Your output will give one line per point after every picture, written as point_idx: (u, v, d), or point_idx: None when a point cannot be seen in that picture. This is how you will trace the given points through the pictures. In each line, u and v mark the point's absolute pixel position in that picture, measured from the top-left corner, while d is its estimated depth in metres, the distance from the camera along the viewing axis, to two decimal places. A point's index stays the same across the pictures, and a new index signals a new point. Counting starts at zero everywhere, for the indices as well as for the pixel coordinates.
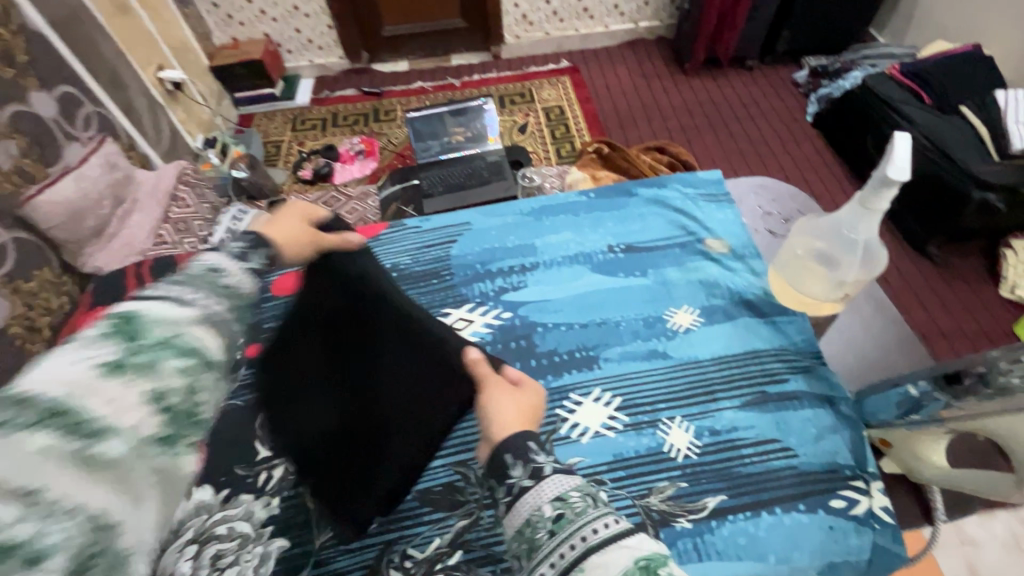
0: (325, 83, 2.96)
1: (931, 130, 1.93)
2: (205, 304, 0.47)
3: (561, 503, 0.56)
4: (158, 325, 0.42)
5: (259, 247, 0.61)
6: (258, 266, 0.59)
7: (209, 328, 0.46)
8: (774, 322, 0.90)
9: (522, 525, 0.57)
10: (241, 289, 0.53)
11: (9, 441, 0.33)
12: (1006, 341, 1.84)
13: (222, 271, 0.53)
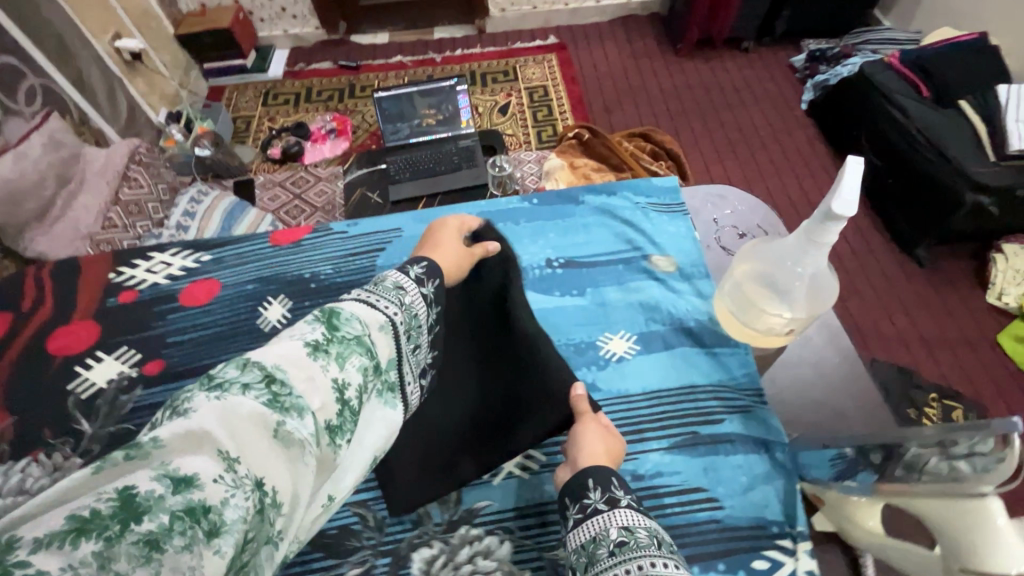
0: (301, 54, 2.77)
1: (924, 125, 1.80)
2: (386, 319, 0.55)
3: (630, 533, 0.54)
4: (353, 323, 0.51)
5: (434, 275, 0.66)
6: (430, 297, 0.64)
7: (382, 336, 0.54)
8: (714, 354, 0.80)
9: (586, 545, 0.55)
10: (417, 312, 0.61)
11: (231, 403, 0.39)
12: (987, 349, 1.75)
13: (404, 293, 0.60)
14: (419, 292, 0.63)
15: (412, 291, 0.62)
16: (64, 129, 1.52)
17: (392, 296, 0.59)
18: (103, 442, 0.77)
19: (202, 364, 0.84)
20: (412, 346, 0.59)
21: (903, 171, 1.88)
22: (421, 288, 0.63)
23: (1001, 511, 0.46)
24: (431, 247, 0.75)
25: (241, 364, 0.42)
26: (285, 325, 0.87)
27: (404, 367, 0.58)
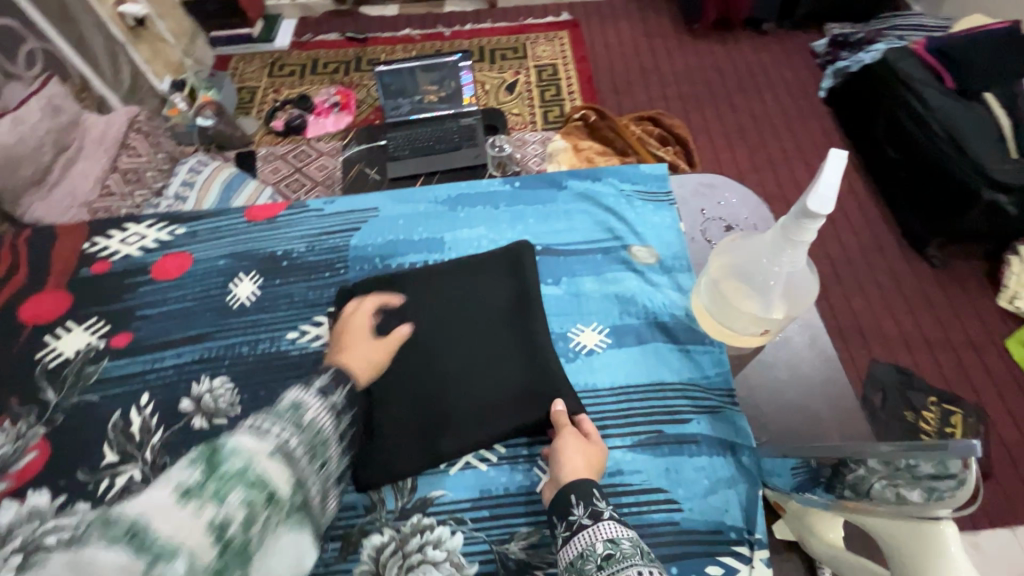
0: (308, 25, 2.71)
1: (945, 118, 1.72)
2: (276, 446, 0.51)
3: (616, 546, 0.55)
4: (233, 460, 0.47)
5: (345, 381, 0.62)
6: (340, 408, 0.60)
7: (280, 463, 0.50)
8: (687, 351, 0.77)
9: (575, 561, 0.56)
10: (321, 427, 0.57)
11: (92, 557, 0.39)
12: (992, 354, 1.69)
13: (305, 410, 0.56)
14: (324, 406, 0.58)
15: (316, 406, 0.57)
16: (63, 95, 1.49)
17: (297, 419, 0.54)
18: (66, 412, 0.77)
19: (168, 338, 0.84)
20: (319, 464, 0.55)
21: (921, 166, 1.80)
22: (326, 401, 0.58)
23: (956, 540, 0.43)
24: (342, 350, 0.68)
25: (108, 516, 0.42)
26: (253, 303, 0.86)
27: (313, 489, 0.53)
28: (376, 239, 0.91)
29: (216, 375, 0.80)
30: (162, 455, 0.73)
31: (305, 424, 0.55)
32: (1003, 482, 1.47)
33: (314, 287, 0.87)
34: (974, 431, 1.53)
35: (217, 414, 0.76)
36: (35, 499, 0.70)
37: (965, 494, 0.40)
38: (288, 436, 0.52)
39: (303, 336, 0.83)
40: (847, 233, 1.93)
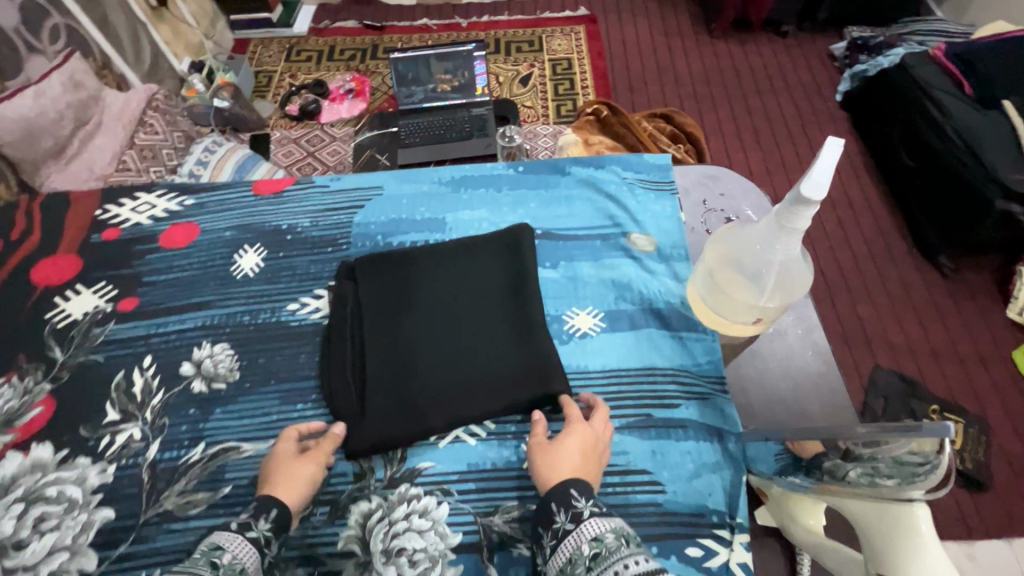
0: (326, 12, 2.73)
1: (963, 126, 1.68)
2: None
3: (601, 543, 0.53)
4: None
5: (268, 509, 0.61)
6: (265, 541, 0.59)
7: None
8: (680, 338, 0.78)
9: (564, 568, 0.54)
10: (245, 566, 0.56)
11: None
12: (1000, 367, 1.66)
13: (222, 551, 0.56)
14: (246, 542, 0.58)
15: (235, 543, 0.57)
16: (84, 71, 1.52)
17: (212, 564, 0.54)
18: (72, 370, 0.80)
19: (173, 305, 0.86)
20: None
21: (935, 173, 1.77)
22: (247, 535, 0.58)
23: (926, 517, 0.44)
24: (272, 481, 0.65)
25: None
26: (256, 274, 0.88)
27: None
28: (379, 217, 0.93)
29: (217, 341, 0.82)
30: (162, 415, 0.75)
31: (225, 566, 0.54)
32: (1000, 493, 1.45)
33: (316, 260, 0.89)
34: (974, 441, 1.52)
35: (216, 379, 0.78)
36: (38, 452, 0.73)
37: (940, 475, 0.41)
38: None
39: (303, 307, 0.84)
40: (857, 237, 1.91)
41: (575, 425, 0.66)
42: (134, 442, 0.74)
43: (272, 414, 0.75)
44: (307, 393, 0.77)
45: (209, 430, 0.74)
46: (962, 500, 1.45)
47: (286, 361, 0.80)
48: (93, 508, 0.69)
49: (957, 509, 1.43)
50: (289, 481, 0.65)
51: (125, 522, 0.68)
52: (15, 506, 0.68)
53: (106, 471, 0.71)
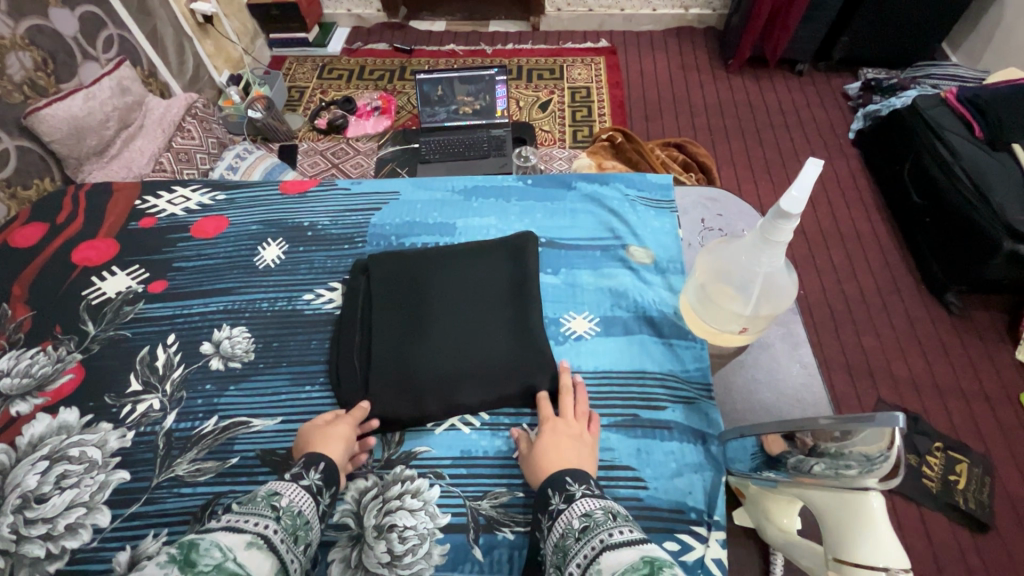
0: (359, 34, 2.89)
1: (971, 167, 1.70)
2: (256, 534, 0.52)
3: (589, 517, 0.57)
4: (213, 551, 0.48)
5: (316, 462, 0.66)
6: (316, 488, 0.64)
7: (260, 551, 0.51)
8: (670, 345, 0.81)
9: (558, 542, 0.57)
10: (301, 510, 0.60)
11: None
12: (1007, 408, 1.64)
13: (280, 497, 0.59)
14: (300, 490, 0.62)
15: (291, 491, 0.61)
16: (132, 78, 1.63)
17: (273, 509, 0.57)
18: (102, 343, 0.86)
19: (198, 289, 0.92)
20: (299, 545, 0.56)
21: (944, 213, 1.78)
22: (301, 483, 0.63)
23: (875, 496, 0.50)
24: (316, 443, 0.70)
25: None
26: (277, 265, 0.94)
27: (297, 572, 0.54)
28: (394, 219, 0.99)
29: (236, 325, 0.87)
30: (180, 389, 0.81)
31: (283, 512, 0.58)
32: (1004, 536, 1.43)
33: (333, 256, 0.95)
34: (979, 481, 1.50)
35: (234, 358, 0.84)
36: (65, 416, 0.79)
37: (891, 465, 0.45)
38: (267, 527, 0.54)
39: (318, 297, 0.90)
40: (863, 271, 1.93)
41: (548, 422, 0.71)
42: (153, 411, 0.79)
43: (281, 393, 0.80)
44: (315, 377, 0.82)
45: (222, 404, 0.79)
46: (963, 540, 1.42)
47: (299, 346, 0.85)
48: (110, 470, 0.74)
49: (957, 548, 1.41)
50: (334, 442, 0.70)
51: (139, 484, 0.73)
52: (41, 463, 0.73)
53: (125, 437, 0.77)
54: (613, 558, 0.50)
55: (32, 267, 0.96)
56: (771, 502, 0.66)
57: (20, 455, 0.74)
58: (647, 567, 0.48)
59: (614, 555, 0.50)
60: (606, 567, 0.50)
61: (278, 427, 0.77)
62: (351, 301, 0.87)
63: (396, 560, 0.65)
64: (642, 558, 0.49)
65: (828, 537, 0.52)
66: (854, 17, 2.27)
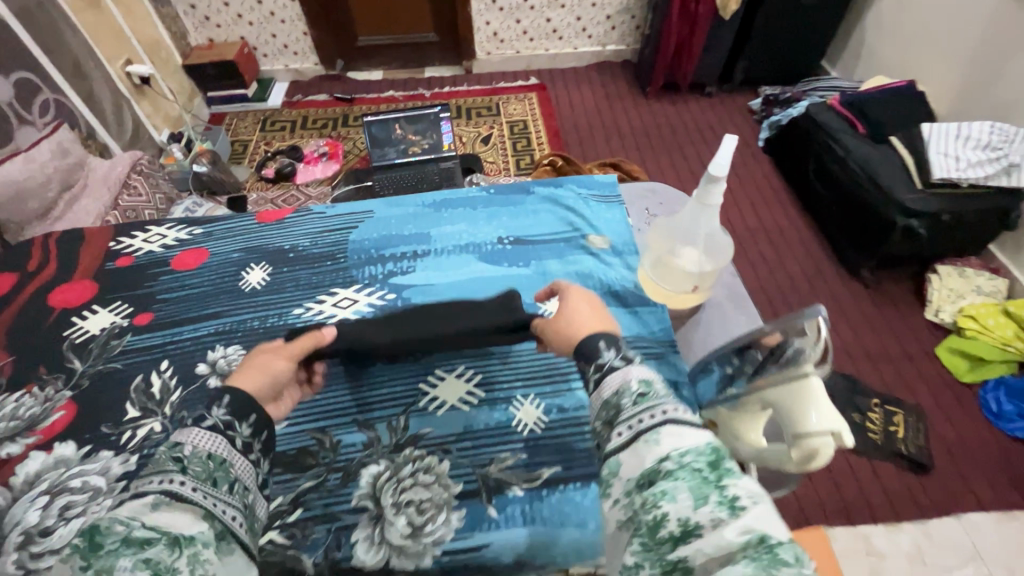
0: (299, 87, 2.99)
1: (862, 159, 1.98)
2: (159, 494, 0.47)
3: (649, 385, 0.51)
4: (117, 526, 0.44)
5: (220, 397, 0.57)
6: (226, 424, 0.55)
7: (175, 511, 0.47)
8: (636, 312, 0.91)
9: (605, 400, 0.51)
10: (211, 452, 0.52)
11: None
12: (926, 362, 1.87)
13: (181, 445, 0.52)
14: (203, 431, 0.54)
15: (193, 436, 0.53)
16: (72, 140, 1.64)
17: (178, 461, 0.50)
18: (92, 377, 0.87)
19: (186, 316, 0.94)
20: (224, 490, 0.51)
21: (846, 199, 2.04)
22: (204, 424, 0.54)
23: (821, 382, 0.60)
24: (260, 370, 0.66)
25: None
26: (263, 285, 0.99)
27: (229, 512, 0.50)
28: (372, 235, 1.06)
29: (230, 343, 0.90)
30: (180, 409, 0.83)
31: (190, 460, 0.51)
32: (943, 474, 1.62)
33: (317, 273, 1.00)
34: (914, 429, 1.71)
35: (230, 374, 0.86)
36: (61, 450, 0.79)
37: (820, 348, 0.59)
38: (173, 482, 0.49)
39: (310, 309, 0.95)
40: (789, 259, 2.17)
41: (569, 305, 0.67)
42: (156, 434, 0.80)
43: None
44: None
45: None
46: (910, 482, 1.60)
47: None
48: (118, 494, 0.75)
49: (906, 490, 1.59)
50: (256, 373, 0.64)
51: None
52: (43, 498, 0.74)
53: (129, 460, 0.77)
54: (678, 433, 0.46)
55: (8, 314, 0.95)
56: (738, 421, 0.71)
57: (19, 494, 0.75)
58: (713, 455, 0.44)
59: (679, 430, 0.46)
60: (666, 436, 0.46)
61: (290, 431, 0.80)
62: (366, 317, 0.93)
63: (418, 530, 0.71)
64: (713, 441, 0.45)
65: (782, 417, 0.61)
66: (747, 45, 2.61)
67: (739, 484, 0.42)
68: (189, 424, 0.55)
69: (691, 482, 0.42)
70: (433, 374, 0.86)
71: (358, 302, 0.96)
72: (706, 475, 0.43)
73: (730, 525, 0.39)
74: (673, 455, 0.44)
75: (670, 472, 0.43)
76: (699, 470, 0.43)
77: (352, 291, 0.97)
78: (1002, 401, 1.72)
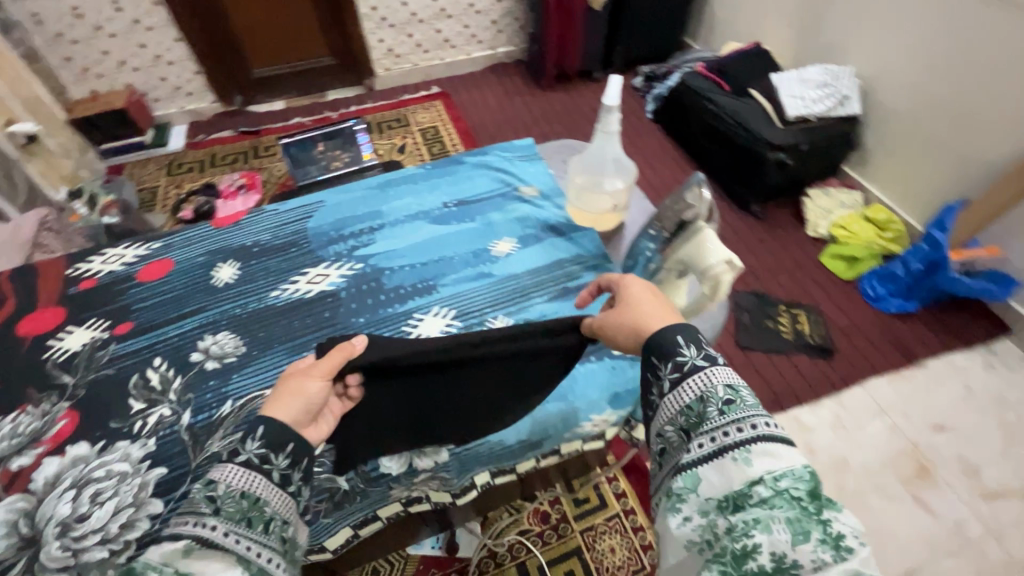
0: (200, 127, 2.92)
1: (733, 111, 2.32)
2: (192, 540, 0.51)
3: (735, 392, 0.56)
4: (148, 573, 0.47)
5: (256, 427, 0.60)
6: (258, 459, 0.58)
7: (211, 557, 0.50)
8: (571, 238, 1.10)
9: (689, 406, 0.57)
10: (245, 491, 0.56)
11: None
12: (815, 269, 2.20)
13: (216, 485, 0.55)
14: (236, 468, 0.57)
15: (228, 472, 0.56)
16: None
17: (212, 502, 0.54)
18: (87, 386, 0.90)
19: (168, 317, 1.00)
20: (259, 531, 0.55)
21: (726, 147, 2.38)
22: (237, 460, 0.57)
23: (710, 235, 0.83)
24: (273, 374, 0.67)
25: None
26: (235, 279, 1.06)
27: (264, 558, 0.53)
28: (329, 220, 1.16)
29: (218, 332, 0.98)
30: (186, 392, 0.89)
31: (223, 501, 0.54)
32: (845, 354, 1.93)
33: (285, 259, 1.09)
34: (815, 323, 2.02)
35: (225, 355, 0.94)
36: (75, 451, 0.82)
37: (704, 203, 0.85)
38: (207, 528, 0.52)
39: (287, 290, 1.04)
40: None
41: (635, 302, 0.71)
42: (168, 416, 0.86)
43: (284, 365, 0.93)
44: (309, 343, 0.96)
45: (232, 391, 0.89)
46: (821, 366, 1.90)
47: (284, 329, 0.98)
48: (146, 472, 0.80)
49: (818, 372, 1.88)
50: (291, 402, 0.65)
51: (178, 472, 0.80)
52: (69, 492, 0.77)
53: (148, 444, 0.83)
54: (768, 452, 0.50)
55: None
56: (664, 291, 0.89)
57: (42, 495, 0.78)
58: (810, 482, 0.48)
59: (770, 449, 0.51)
60: (758, 459, 0.50)
61: None
62: (341, 286, 1.04)
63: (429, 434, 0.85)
64: (806, 467, 0.49)
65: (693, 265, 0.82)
66: (620, 30, 2.94)
67: (838, 519, 0.46)
68: (227, 455, 0.58)
69: (789, 512, 0.46)
70: (413, 317, 0.99)
71: (330, 276, 1.06)
72: (805, 505, 0.46)
73: (836, 567, 0.42)
74: (766, 479, 0.48)
75: (769, 502, 0.47)
76: (798, 499, 0.47)
77: (323, 267, 1.07)
78: (876, 286, 2.08)
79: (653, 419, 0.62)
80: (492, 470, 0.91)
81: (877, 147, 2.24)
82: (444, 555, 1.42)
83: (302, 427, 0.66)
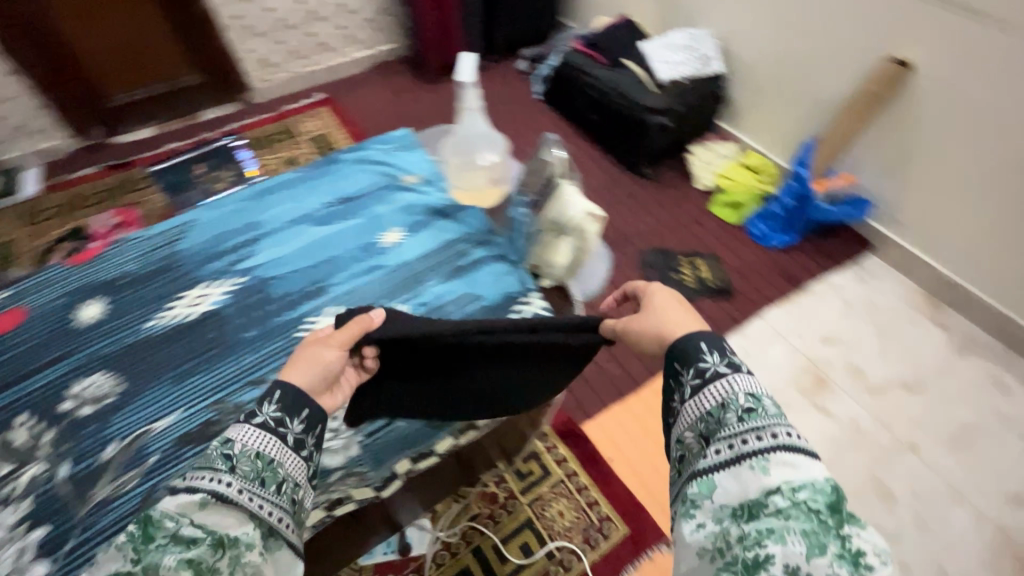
0: (57, 167, 2.57)
1: (610, 83, 2.44)
2: (206, 494, 0.58)
3: (756, 401, 0.62)
4: (166, 522, 0.55)
5: (273, 392, 0.68)
6: (273, 421, 0.66)
7: (225, 510, 0.58)
8: (457, 219, 1.12)
9: (709, 412, 0.63)
10: (258, 452, 0.63)
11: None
12: (709, 220, 2.34)
13: (233, 443, 0.63)
14: (254, 428, 0.65)
15: (243, 434, 0.64)
16: None
17: (228, 459, 0.62)
18: None
19: (23, 372, 0.91)
20: (275, 492, 0.63)
21: (611, 116, 2.49)
22: (255, 421, 0.65)
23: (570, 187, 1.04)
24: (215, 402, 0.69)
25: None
26: (98, 316, 0.98)
27: (278, 516, 0.61)
28: (201, 237, 1.10)
29: (88, 374, 0.90)
30: (55, 446, 0.82)
31: (238, 459, 0.62)
32: (746, 293, 2.08)
33: (152, 288, 1.02)
34: (716, 269, 2.17)
35: (103, 397, 0.87)
36: None
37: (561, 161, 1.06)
38: (224, 484, 0.60)
39: (160, 319, 0.98)
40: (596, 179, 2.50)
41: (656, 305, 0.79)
42: (36, 474, 0.79)
43: (164, 398, 0.87)
44: (188, 371, 0.90)
45: (110, 433, 0.83)
46: (727, 308, 2.04)
47: (160, 360, 0.92)
48: (19, 536, 0.74)
49: (722, 312, 2.02)
50: (306, 367, 0.73)
51: (58, 529, 0.74)
52: None
53: (18, 507, 0.76)
54: (786, 466, 0.56)
55: None
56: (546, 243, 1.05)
57: None
58: (829, 498, 0.53)
59: (788, 462, 0.56)
60: (776, 469, 0.56)
61: (184, 417, 0.85)
62: (223, 304, 1.00)
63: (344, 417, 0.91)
64: (824, 482, 0.54)
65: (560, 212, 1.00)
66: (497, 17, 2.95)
67: (857, 538, 0.51)
68: (247, 415, 0.66)
69: (805, 525, 0.51)
70: (307, 321, 0.96)
71: (209, 295, 1.01)
72: (824, 518, 0.51)
73: None
74: (783, 489, 0.54)
75: (786, 513, 0.52)
76: (820, 514, 0.52)
77: (199, 288, 1.02)
78: (758, 224, 2.25)
79: (675, 423, 0.68)
80: (410, 455, 0.92)
81: (743, 101, 2.43)
82: (399, 558, 1.40)
83: (320, 392, 0.75)
